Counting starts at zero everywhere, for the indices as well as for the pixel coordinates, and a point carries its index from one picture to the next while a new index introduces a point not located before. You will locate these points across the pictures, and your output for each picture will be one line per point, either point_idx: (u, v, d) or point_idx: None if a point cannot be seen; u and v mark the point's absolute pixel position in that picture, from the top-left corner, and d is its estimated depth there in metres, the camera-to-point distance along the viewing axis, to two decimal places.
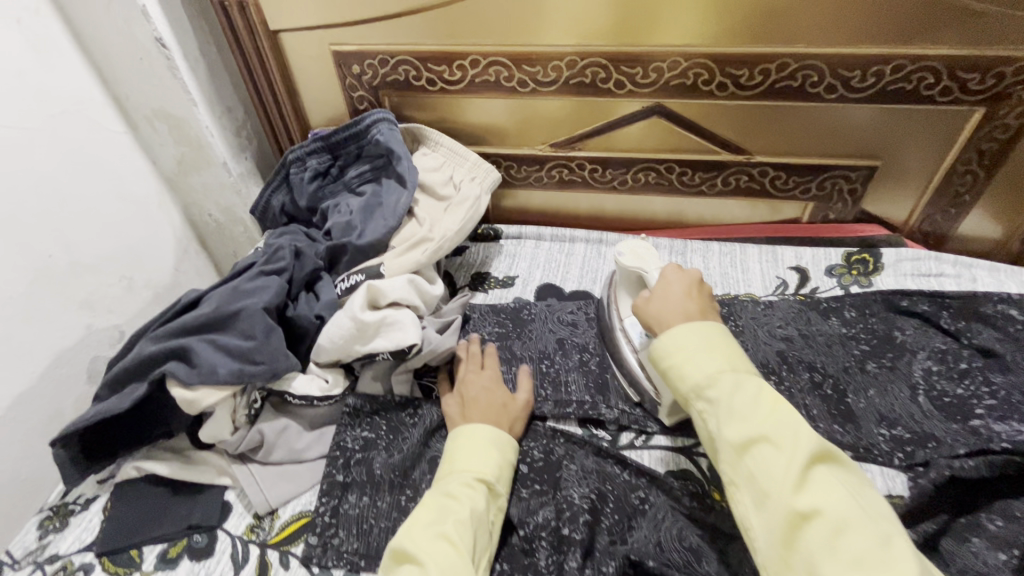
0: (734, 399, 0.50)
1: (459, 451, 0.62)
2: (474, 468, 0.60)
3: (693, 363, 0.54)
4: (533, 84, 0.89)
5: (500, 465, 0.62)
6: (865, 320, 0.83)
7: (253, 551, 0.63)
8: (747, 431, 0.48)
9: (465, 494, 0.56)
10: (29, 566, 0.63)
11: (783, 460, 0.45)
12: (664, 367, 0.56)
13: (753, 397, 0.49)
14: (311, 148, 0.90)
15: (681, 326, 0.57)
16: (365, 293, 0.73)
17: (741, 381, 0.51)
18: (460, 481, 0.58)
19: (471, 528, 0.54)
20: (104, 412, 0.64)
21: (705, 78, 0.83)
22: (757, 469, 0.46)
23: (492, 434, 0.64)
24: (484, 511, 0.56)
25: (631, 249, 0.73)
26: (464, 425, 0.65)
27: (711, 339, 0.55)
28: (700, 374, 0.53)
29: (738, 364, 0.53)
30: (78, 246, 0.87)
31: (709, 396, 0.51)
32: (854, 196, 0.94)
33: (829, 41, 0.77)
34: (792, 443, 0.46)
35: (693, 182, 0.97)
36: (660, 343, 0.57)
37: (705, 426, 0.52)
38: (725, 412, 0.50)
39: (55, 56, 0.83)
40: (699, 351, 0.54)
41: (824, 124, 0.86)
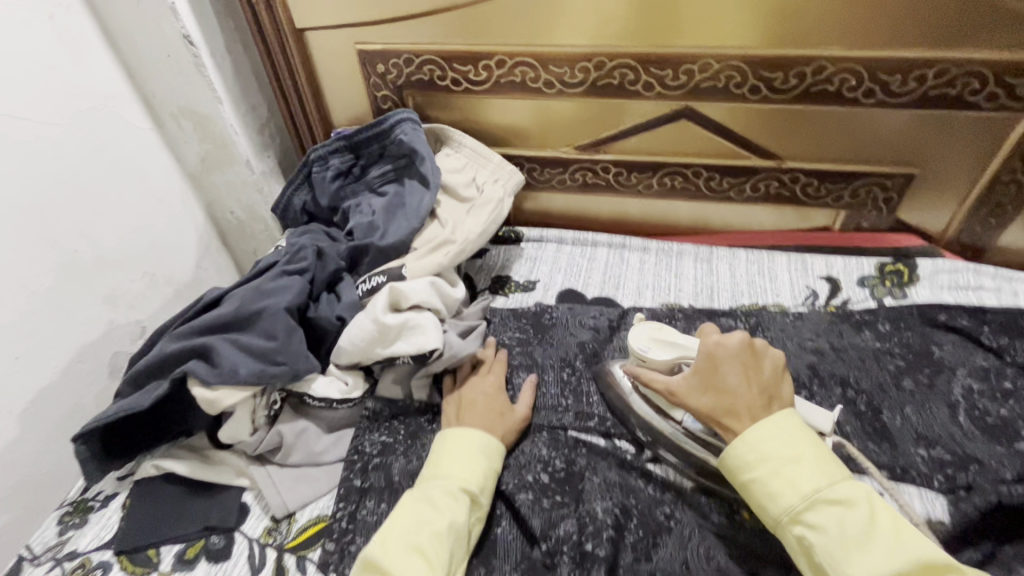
0: (847, 529, 0.48)
1: (443, 457, 0.61)
2: (460, 476, 0.58)
3: (794, 482, 0.51)
4: (560, 85, 0.87)
5: (485, 472, 0.60)
6: (898, 332, 0.80)
7: (270, 555, 0.62)
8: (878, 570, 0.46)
9: (446, 505, 0.55)
10: (48, 562, 0.63)
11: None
12: (745, 482, 0.54)
13: (865, 523, 0.48)
14: (334, 146, 0.90)
15: (760, 428, 0.55)
16: (387, 295, 0.72)
17: (849, 501, 0.49)
18: (443, 489, 0.57)
19: (449, 542, 0.53)
20: (125, 409, 0.63)
21: (738, 81, 0.81)
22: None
23: (481, 440, 0.62)
24: (465, 522, 0.55)
25: (652, 335, 0.66)
26: (452, 428, 0.64)
27: (801, 450, 0.53)
28: (801, 493, 0.51)
29: (834, 478, 0.51)
30: (103, 241, 0.88)
31: (815, 522, 0.49)
32: (889, 205, 0.91)
33: (869, 44, 0.74)
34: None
35: (720, 188, 0.95)
36: (744, 455, 0.54)
37: (812, 558, 0.49)
38: (846, 545, 0.47)
39: (84, 52, 0.83)
40: (792, 463, 0.52)
41: (860, 130, 0.83)
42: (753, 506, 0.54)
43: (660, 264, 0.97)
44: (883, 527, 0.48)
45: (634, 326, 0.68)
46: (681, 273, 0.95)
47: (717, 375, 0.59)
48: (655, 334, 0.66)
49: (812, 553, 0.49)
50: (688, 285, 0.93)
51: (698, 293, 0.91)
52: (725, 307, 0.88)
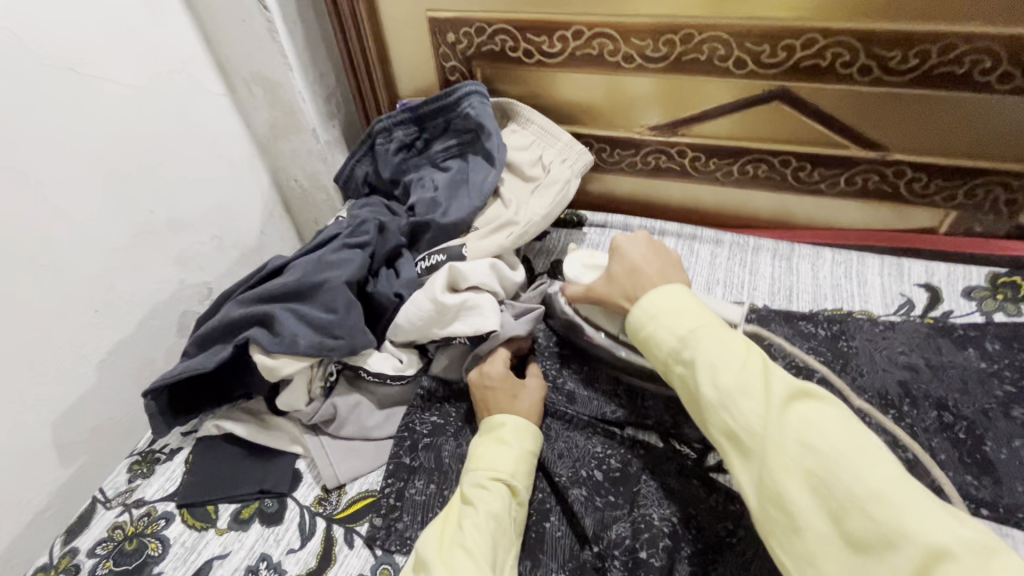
0: (707, 356, 0.50)
1: (473, 453, 0.58)
2: (487, 466, 0.56)
3: (675, 326, 0.54)
4: (640, 59, 0.81)
5: (515, 459, 0.57)
6: (1010, 353, 0.70)
7: (319, 524, 0.63)
8: (725, 385, 0.47)
9: (478, 497, 0.53)
10: (118, 507, 0.66)
11: (759, 407, 0.45)
12: (642, 337, 0.57)
13: (730, 350, 0.50)
14: (399, 118, 0.88)
15: (656, 292, 0.58)
16: (446, 274, 0.70)
17: (715, 337, 0.51)
18: (473, 483, 0.55)
19: (489, 530, 0.50)
20: (191, 369, 0.65)
21: (846, 59, 0.72)
22: (741, 419, 0.46)
23: (509, 425, 0.59)
24: (502, 510, 0.53)
25: (584, 262, 0.72)
26: (485, 418, 0.62)
27: (686, 307, 0.55)
28: (677, 336, 0.53)
29: (713, 323, 0.53)
30: (177, 202, 0.90)
31: (686, 354, 0.52)
32: (1010, 208, 0.80)
33: (1013, 20, 0.64)
34: (757, 391, 0.46)
35: (810, 179, 0.86)
36: (637, 317, 0.58)
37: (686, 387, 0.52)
38: (705, 369, 0.49)
39: (166, 16, 0.85)
40: (672, 316, 0.55)
41: (988, 121, 0.72)
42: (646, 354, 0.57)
43: (733, 258, 0.90)
44: (735, 351, 0.49)
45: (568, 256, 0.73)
46: (756, 271, 0.88)
47: (621, 264, 0.64)
48: (587, 260, 0.72)
49: (686, 385, 0.51)
50: (764, 284, 0.86)
51: (775, 294, 0.85)
52: (804, 310, 0.81)
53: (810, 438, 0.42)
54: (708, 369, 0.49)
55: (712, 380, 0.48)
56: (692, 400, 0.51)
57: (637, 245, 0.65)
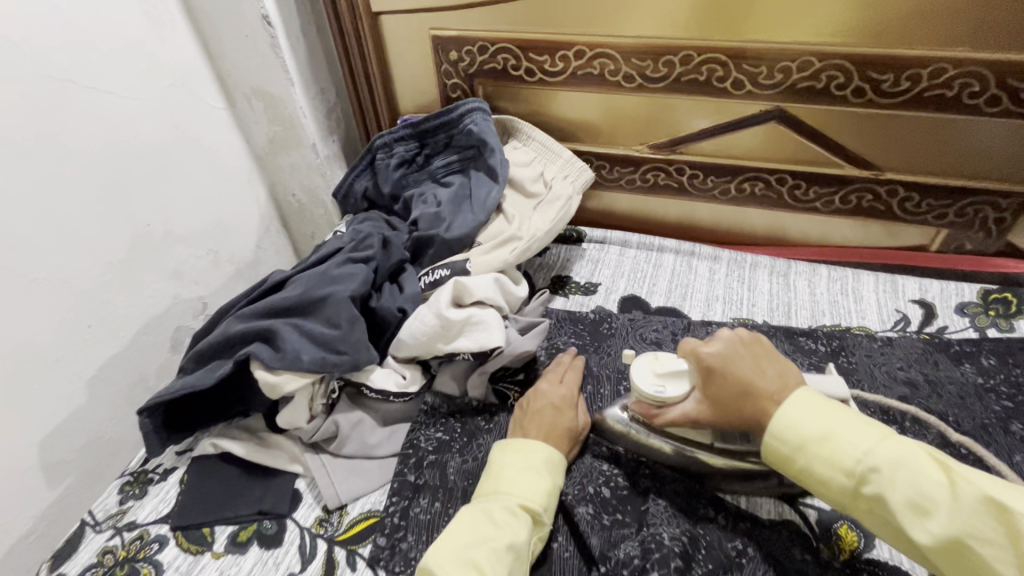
0: (903, 495, 0.42)
1: (506, 473, 0.56)
2: (520, 493, 0.54)
3: (836, 455, 0.45)
4: (640, 79, 0.83)
5: (549, 492, 0.56)
6: (1006, 368, 0.72)
7: (320, 546, 0.61)
8: (943, 529, 0.40)
9: (505, 522, 0.51)
10: (109, 530, 0.64)
11: (1004, 552, 0.38)
12: (800, 465, 0.47)
13: (931, 481, 0.41)
14: (400, 134, 0.88)
15: (787, 408, 0.48)
16: (450, 289, 0.70)
17: (901, 462, 0.43)
18: (503, 505, 0.53)
19: (507, 559, 0.49)
20: (188, 387, 0.64)
21: (840, 81, 0.74)
22: (988, 571, 0.38)
23: (544, 456, 0.58)
24: (525, 543, 0.51)
25: (656, 370, 0.59)
26: (512, 439, 0.60)
27: (830, 421, 0.46)
28: (844, 468, 0.44)
29: (886, 438, 0.44)
30: (174, 217, 0.89)
31: (870, 491, 0.43)
32: (999, 226, 0.82)
33: (999, 46, 0.67)
34: (999, 530, 0.38)
35: (806, 197, 0.88)
36: (776, 442, 0.48)
37: (886, 528, 0.43)
38: (907, 511, 0.41)
39: (167, 29, 0.84)
40: (822, 440, 0.46)
41: (974, 144, 0.75)
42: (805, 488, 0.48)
43: (732, 275, 0.91)
44: (935, 474, 0.41)
45: (635, 364, 0.60)
46: (755, 287, 0.89)
47: (727, 381, 0.52)
48: (657, 367, 0.59)
49: (887, 527, 0.43)
50: (763, 300, 0.87)
51: (774, 309, 0.85)
52: (803, 326, 0.82)
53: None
54: (913, 511, 0.41)
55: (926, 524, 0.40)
56: (905, 543, 0.43)
57: (729, 344, 0.55)
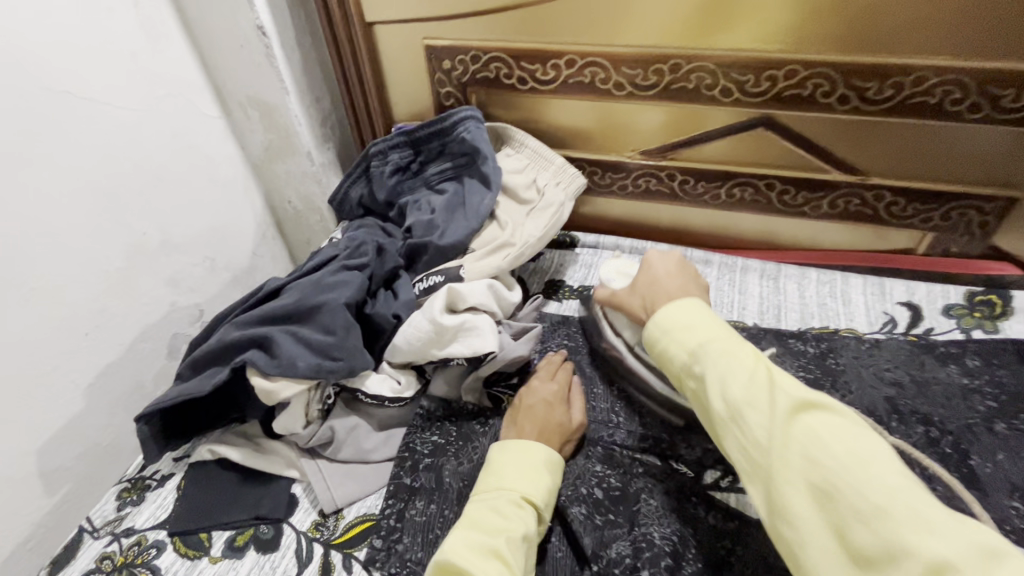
0: (715, 370, 0.50)
1: (506, 468, 0.58)
2: (524, 487, 0.56)
3: (686, 338, 0.54)
4: (630, 87, 0.84)
5: (548, 488, 0.58)
6: (990, 369, 0.73)
7: (317, 551, 0.62)
8: (733, 399, 0.47)
9: (515, 515, 0.53)
10: (107, 536, 0.65)
11: (764, 419, 0.45)
12: (659, 349, 0.57)
13: (739, 367, 0.49)
14: (395, 142, 0.89)
15: (670, 307, 0.57)
16: (445, 295, 0.71)
17: (725, 351, 0.50)
18: (508, 499, 0.55)
19: (523, 551, 0.51)
20: (185, 393, 0.64)
21: (826, 89, 0.76)
22: (745, 434, 0.45)
23: (543, 453, 0.60)
24: (534, 534, 0.53)
25: (618, 268, 0.74)
26: (511, 439, 0.62)
27: (695, 321, 0.55)
28: (687, 349, 0.53)
29: (728, 340, 0.52)
30: (170, 225, 0.90)
31: (696, 368, 0.52)
32: (984, 229, 0.84)
33: (980, 55, 0.68)
34: (767, 403, 0.45)
35: (794, 202, 0.89)
36: (651, 328, 0.58)
37: (700, 404, 0.52)
38: (715, 386, 0.49)
39: (163, 40, 0.85)
40: (682, 330, 0.55)
41: (956, 150, 0.77)
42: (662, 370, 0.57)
43: (723, 278, 0.93)
44: (745, 364, 0.49)
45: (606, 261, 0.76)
46: (746, 290, 0.90)
47: (644, 276, 0.66)
48: (620, 266, 0.74)
49: (701, 401, 0.51)
50: (754, 303, 0.88)
51: (764, 312, 0.87)
52: (792, 329, 0.83)
53: (815, 451, 0.41)
54: (717, 384, 0.49)
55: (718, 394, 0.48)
56: (707, 418, 0.50)
57: (666, 261, 0.67)
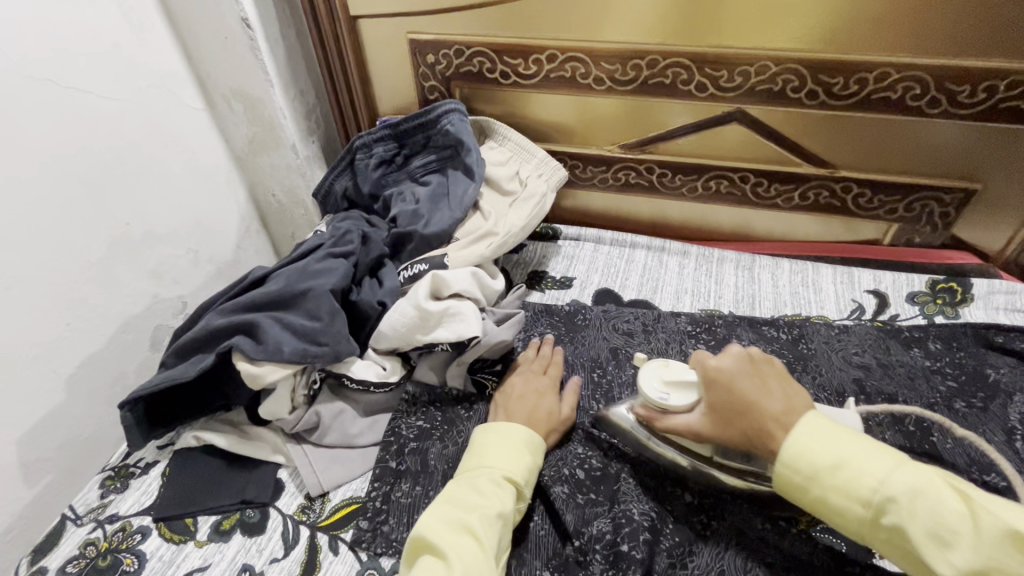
0: (921, 527, 0.41)
1: (488, 449, 0.59)
2: (504, 466, 0.57)
3: (850, 483, 0.45)
4: (610, 82, 0.87)
5: (529, 468, 0.59)
6: (950, 352, 0.77)
7: (303, 533, 0.63)
8: (968, 560, 0.39)
9: (492, 493, 0.54)
10: (90, 523, 0.65)
11: None
12: (815, 497, 0.47)
13: (954, 513, 0.41)
14: (379, 134, 0.90)
15: (797, 433, 0.48)
16: (429, 282, 0.72)
17: (916, 487, 0.42)
18: (487, 477, 0.56)
19: (497, 528, 0.52)
20: (170, 380, 0.65)
21: (795, 84, 0.79)
22: None
23: (524, 435, 0.61)
24: (512, 512, 0.54)
25: (663, 378, 0.62)
26: (498, 422, 0.63)
27: (844, 451, 0.46)
28: (862, 498, 0.44)
29: (902, 467, 0.44)
30: (153, 216, 0.90)
31: (888, 521, 0.43)
32: (944, 220, 0.88)
33: (937, 53, 0.72)
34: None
35: (767, 195, 0.93)
36: (788, 469, 0.48)
37: (905, 558, 0.43)
38: (930, 541, 0.41)
39: (145, 30, 0.85)
40: (838, 468, 0.45)
41: (916, 144, 0.81)
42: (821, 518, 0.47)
43: (701, 269, 0.95)
44: (954, 504, 0.41)
45: (643, 370, 0.64)
46: (722, 280, 0.93)
47: (732, 395, 0.54)
48: (666, 375, 0.62)
49: (903, 554, 0.43)
50: (729, 293, 0.91)
51: (739, 301, 0.90)
52: (766, 316, 0.86)
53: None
54: (932, 536, 0.41)
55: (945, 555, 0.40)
56: (924, 575, 0.42)
57: (733, 359, 0.56)
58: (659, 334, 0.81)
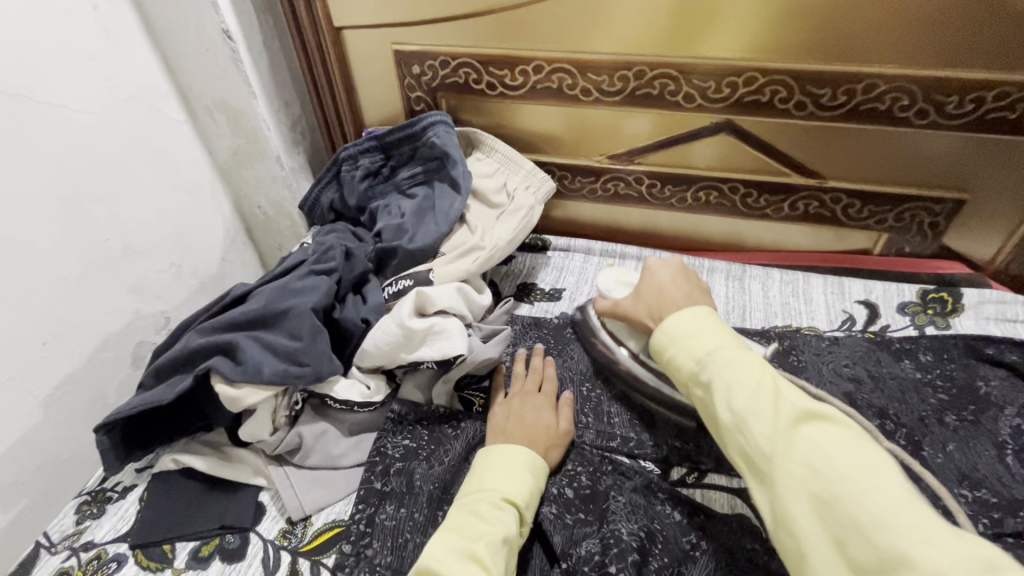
0: (720, 377, 0.50)
1: (489, 471, 0.58)
2: (504, 487, 0.56)
3: (695, 347, 0.55)
4: (596, 93, 0.86)
5: (530, 489, 0.58)
6: (941, 364, 0.76)
7: (284, 558, 0.61)
8: (738, 408, 0.48)
9: (495, 517, 0.53)
10: (65, 552, 0.63)
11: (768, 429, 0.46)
12: (666, 356, 0.57)
13: (751, 376, 0.49)
14: (364, 147, 0.89)
15: (679, 316, 0.58)
16: (413, 299, 0.71)
17: (731, 359, 0.51)
18: (489, 501, 0.55)
19: (503, 554, 0.51)
20: (146, 403, 0.63)
21: (783, 95, 0.78)
22: (750, 441, 0.46)
23: (525, 456, 0.60)
24: (516, 536, 0.53)
25: (615, 277, 0.76)
26: (497, 443, 0.62)
27: (703, 328, 0.56)
28: (696, 356, 0.54)
29: (732, 345, 0.53)
30: (133, 230, 0.88)
31: (704, 377, 0.52)
32: (934, 230, 0.88)
33: (925, 64, 0.71)
34: (772, 413, 0.46)
35: (757, 205, 0.92)
36: (662, 338, 0.58)
37: (705, 410, 0.53)
38: (722, 392, 0.50)
39: (124, 42, 0.83)
40: (692, 338, 0.56)
41: (906, 154, 0.80)
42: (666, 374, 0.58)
43: None
44: (753, 370, 0.50)
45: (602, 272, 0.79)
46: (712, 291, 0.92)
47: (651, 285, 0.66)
48: (618, 275, 0.77)
49: (706, 407, 0.52)
50: (720, 304, 0.90)
51: (730, 312, 0.89)
52: (756, 328, 0.85)
53: (816, 464, 0.42)
54: (722, 386, 0.50)
55: (728, 397, 0.49)
56: (711, 423, 0.51)
57: (669, 267, 0.67)
58: None
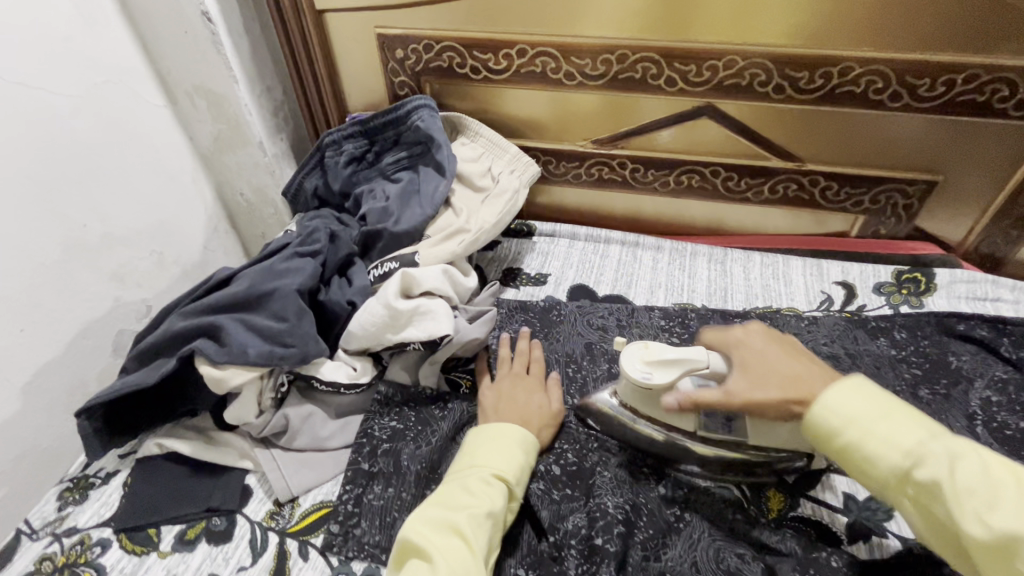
0: (959, 479, 0.40)
1: (479, 448, 0.58)
2: (492, 464, 0.56)
3: (893, 436, 0.43)
4: (580, 77, 0.86)
5: (520, 465, 0.57)
6: (915, 341, 0.78)
7: (272, 539, 0.61)
8: (1002, 524, 0.37)
9: (480, 492, 0.53)
10: (46, 538, 0.62)
11: None
12: (841, 446, 0.46)
13: (984, 475, 0.39)
14: (348, 131, 0.88)
15: (846, 390, 0.47)
16: (399, 279, 0.71)
17: (956, 449, 0.41)
18: (476, 477, 0.55)
19: (486, 529, 0.51)
20: (128, 386, 0.63)
21: (762, 79, 0.80)
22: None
23: (516, 434, 0.59)
24: (502, 510, 0.53)
25: (645, 358, 0.59)
26: (490, 422, 0.62)
27: (897, 411, 0.45)
28: (901, 447, 0.43)
29: (949, 435, 0.43)
30: (112, 217, 0.86)
31: (921, 474, 0.41)
32: (908, 212, 0.90)
33: (897, 47, 0.73)
34: None
35: (738, 188, 0.94)
36: (822, 420, 0.47)
37: (929, 520, 0.42)
38: (960, 495, 0.39)
39: (100, 24, 0.82)
40: (883, 419, 0.44)
41: (881, 137, 0.82)
42: (855, 472, 0.46)
43: (674, 264, 0.96)
44: (1005, 474, 0.39)
45: (625, 354, 0.61)
46: (695, 274, 0.94)
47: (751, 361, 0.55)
48: (646, 355, 0.59)
49: (929, 514, 0.41)
50: (702, 286, 0.92)
51: (712, 294, 0.90)
52: (738, 309, 0.87)
53: None
54: (958, 488, 0.40)
55: (963, 504, 0.39)
56: (952, 541, 0.41)
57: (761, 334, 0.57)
58: (633, 327, 0.82)
